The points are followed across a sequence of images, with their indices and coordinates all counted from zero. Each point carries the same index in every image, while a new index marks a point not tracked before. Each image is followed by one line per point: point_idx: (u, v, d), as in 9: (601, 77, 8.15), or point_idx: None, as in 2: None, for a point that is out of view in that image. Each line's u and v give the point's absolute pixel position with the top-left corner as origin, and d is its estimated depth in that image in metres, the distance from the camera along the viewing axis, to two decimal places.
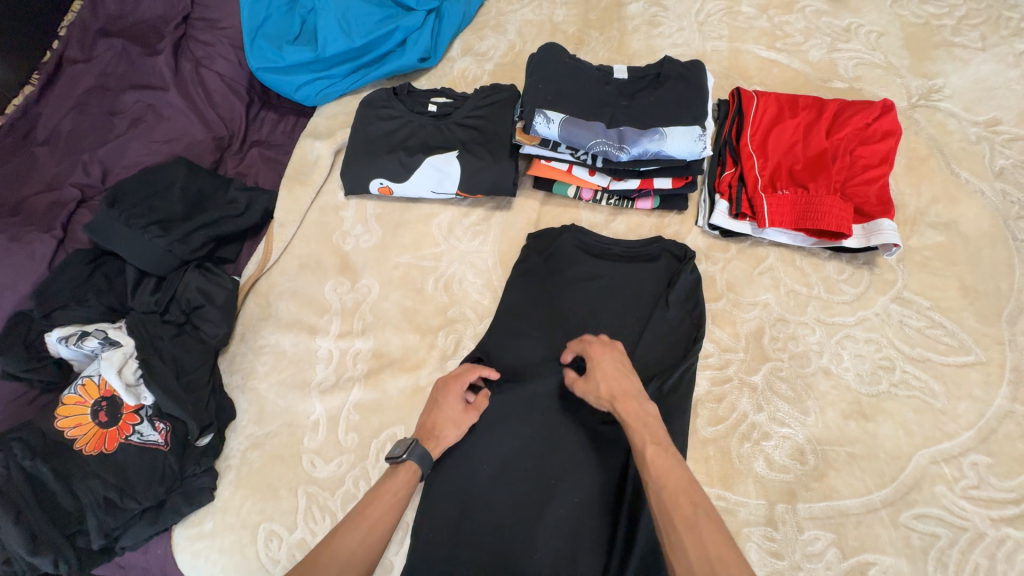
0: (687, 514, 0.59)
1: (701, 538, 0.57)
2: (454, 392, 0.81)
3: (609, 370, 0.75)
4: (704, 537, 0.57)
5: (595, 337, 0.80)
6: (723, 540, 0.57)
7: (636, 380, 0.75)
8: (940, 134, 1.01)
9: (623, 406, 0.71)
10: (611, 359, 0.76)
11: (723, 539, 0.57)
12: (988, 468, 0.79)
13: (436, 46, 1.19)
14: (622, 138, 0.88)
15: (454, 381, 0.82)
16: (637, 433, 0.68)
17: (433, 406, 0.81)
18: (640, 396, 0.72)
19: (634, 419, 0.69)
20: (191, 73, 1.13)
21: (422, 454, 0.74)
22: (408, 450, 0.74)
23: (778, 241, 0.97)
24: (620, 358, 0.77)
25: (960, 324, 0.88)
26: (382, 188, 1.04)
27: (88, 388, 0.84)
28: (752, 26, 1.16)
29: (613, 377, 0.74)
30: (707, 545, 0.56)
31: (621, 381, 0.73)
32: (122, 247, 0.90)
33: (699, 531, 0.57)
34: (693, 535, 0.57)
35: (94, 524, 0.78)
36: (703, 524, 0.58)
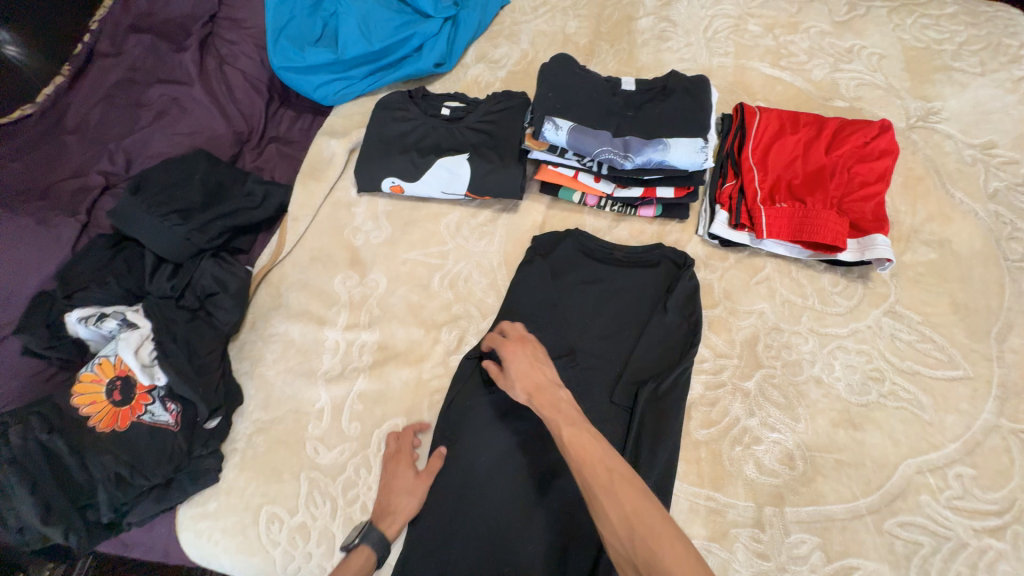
0: (605, 481, 0.60)
1: (619, 501, 0.58)
2: (402, 463, 0.86)
3: (521, 364, 0.76)
4: (622, 499, 0.58)
5: (508, 334, 0.82)
6: (639, 497, 0.58)
7: (549, 372, 0.76)
8: (937, 155, 1.04)
9: (539, 396, 0.72)
10: (523, 351, 0.78)
11: (640, 496, 0.58)
12: (972, 480, 0.81)
13: (451, 52, 1.23)
14: (627, 147, 0.91)
15: (400, 452, 0.87)
16: (553, 417, 0.68)
17: (387, 482, 0.85)
18: (554, 385, 0.73)
19: (550, 407, 0.70)
20: (215, 70, 1.18)
21: (376, 537, 0.79)
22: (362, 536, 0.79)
23: (775, 252, 1.00)
24: (533, 351, 0.78)
25: (950, 339, 0.90)
26: (394, 186, 1.08)
27: (105, 367, 0.86)
28: (758, 44, 1.20)
29: (527, 368, 0.76)
30: (625, 507, 0.57)
31: (533, 375, 0.74)
32: (143, 234, 0.94)
33: (616, 495, 0.58)
34: (613, 501, 0.58)
35: (105, 498, 0.80)
36: (619, 487, 0.59)
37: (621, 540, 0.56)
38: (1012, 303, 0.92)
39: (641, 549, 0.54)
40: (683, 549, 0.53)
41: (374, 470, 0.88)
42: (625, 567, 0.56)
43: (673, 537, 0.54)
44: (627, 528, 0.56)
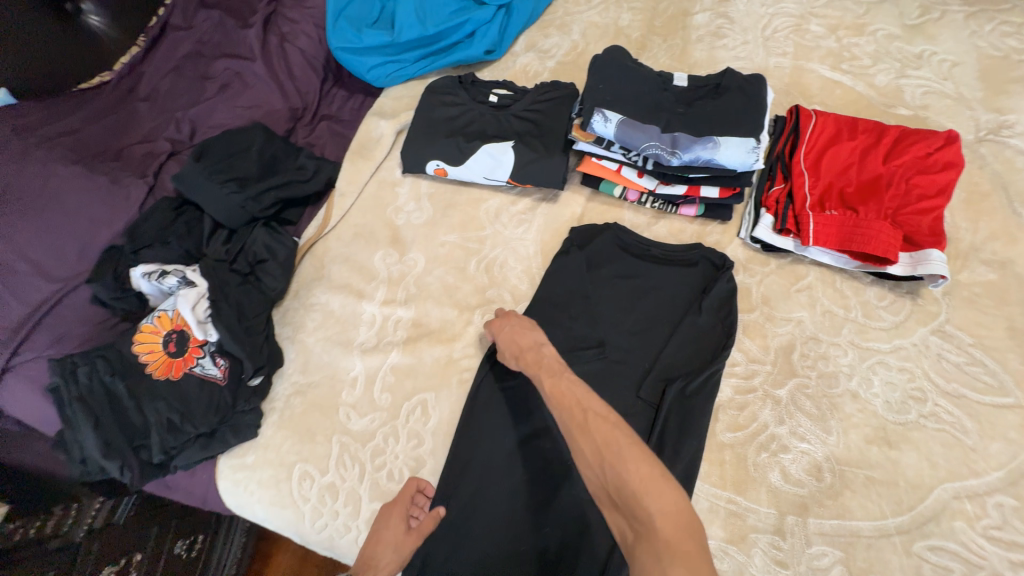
0: (580, 419, 0.66)
1: (591, 435, 0.63)
2: (397, 514, 0.81)
3: (508, 333, 0.86)
4: (595, 433, 0.63)
5: (499, 312, 0.92)
6: (610, 428, 0.62)
7: (535, 335, 0.84)
8: (1006, 171, 0.98)
9: (525, 357, 0.81)
10: (508, 321, 0.87)
11: (611, 427, 0.62)
12: (1013, 511, 0.77)
13: (502, 40, 1.24)
14: (675, 143, 0.90)
15: (398, 504, 0.83)
16: (537, 372, 0.77)
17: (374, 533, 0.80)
18: (539, 344, 0.82)
19: (535, 365, 0.78)
20: (276, 46, 1.22)
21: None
22: None
23: (820, 261, 0.97)
24: (518, 320, 0.87)
25: (1003, 365, 0.86)
26: (438, 169, 1.10)
27: (163, 319, 0.92)
28: (819, 45, 1.16)
29: (512, 336, 0.85)
30: (596, 437, 0.62)
31: (519, 338, 0.84)
32: (204, 199, 1.00)
33: (588, 429, 0.64)
34: (586, 435, 0.63)
35: (157, 440, 0.86)
36: (592, 423, 0.64)
37: (593, 468, 0.61)
38: None
39: (609, 472, 0.58)
40: (649, 470, 0.56)
41: (402, 440, 0.92)
42: (602, 495, 0.61)
43: (639, 460, 0.57)
44: (598, 456, 0.61)
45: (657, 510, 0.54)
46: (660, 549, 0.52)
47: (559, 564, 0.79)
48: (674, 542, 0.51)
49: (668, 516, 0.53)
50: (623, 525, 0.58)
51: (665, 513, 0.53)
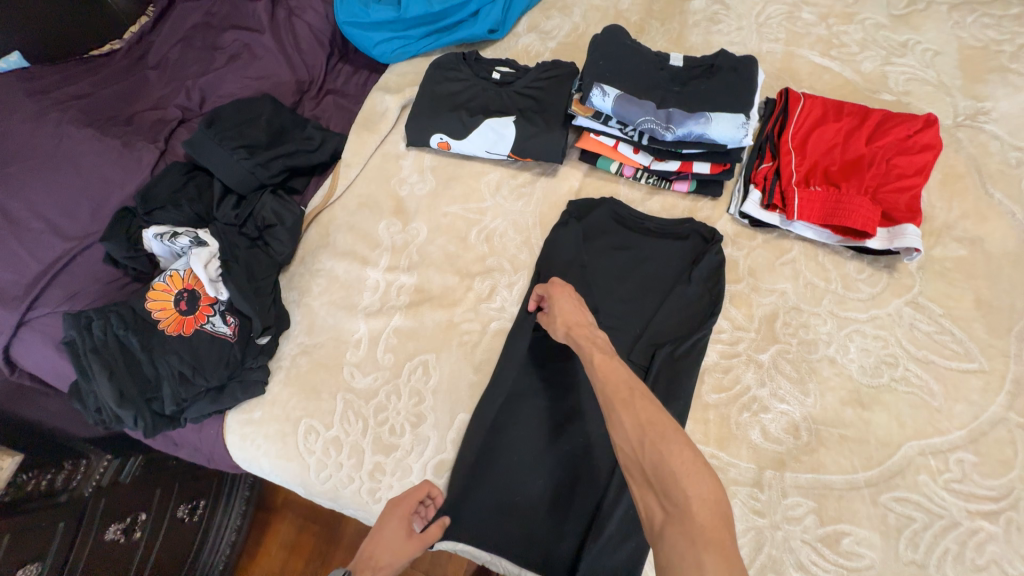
0: (626, 397, 0.67)
1: (636, 414, 0.64)
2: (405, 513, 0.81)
3: (563, 304, 0.87)
4: (639, 413, 0.64)
5: (555, 280, 0.92)
6: (655, 412, 0.64)
7: (590, 316, 0.87)
8: (980, 154, 1.04)
9: (577, 330, 0.81)
10: (566, 293, 0.89)
11: (656, 411, 0.64)
12: (973, 466, 0.83)
13: (505, 19, 1.27)
14: (670, 119, 0.95)
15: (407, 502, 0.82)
16: (588, 345, 0.77)
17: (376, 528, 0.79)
18: (592, 326, 0.84)
19: (586, 340, 0.78)
20: (284, 20, 1.25)
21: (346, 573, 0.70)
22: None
23: (804, 236, 1.02)
24: (577, 296, 0.89)
25: (970, 334, 0.92)
26: (441, 142, 1.14)
27: (174, 279, 0.95)
28: (810, 32, 1.20)
29: (568, 308, 0.86)
30: (642, 416, 0.64)
31: (578, 314, 0.85)
32: (215, 164, 1.03)
33: (633, 408, 0.65)
34: (629, 411, 0.65)
35: (170, 392, 0.90)
36: (638, 403, 0.66)
37: (633, 443, 0.63)
38: None
39: (650, 451, 0.60)
40: (691, 457, 0.59)
41: (404, 398, 0.97)
42: (635, 471, 0.62)
43: (683, 446, 0.60)
44: (640, 434, 0.62)
45: (695, 495, 0.56)
46: (692, 531, 0.54)
47: (552, 510, 0.88)
48: (708, 528, 0.54)
49: (705, 502, 0.56)
50: (651, 503, 0.60)
51: (703, 500, 0.56)
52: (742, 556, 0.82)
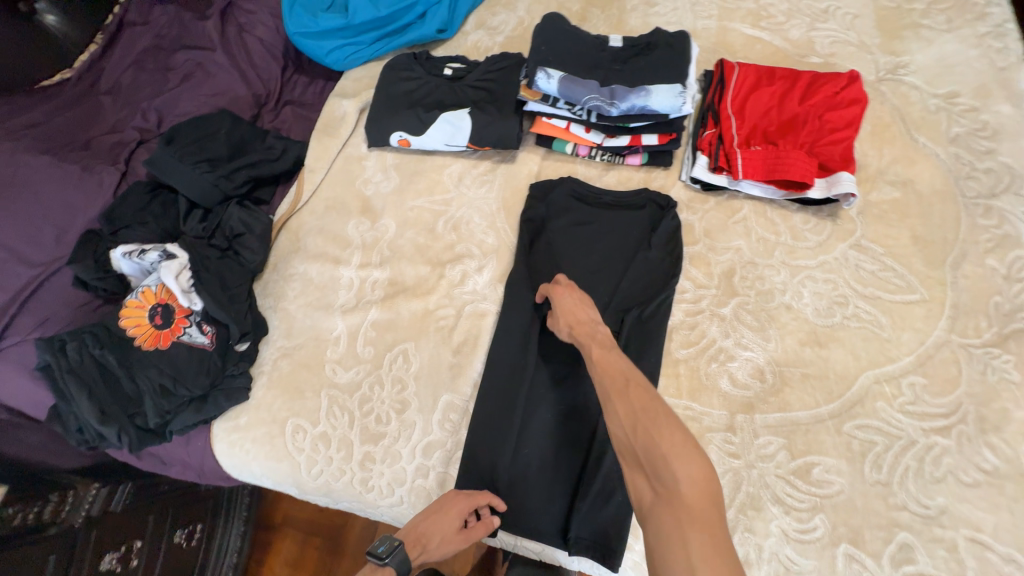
0: (621, 387, 0.72)
1: (630, 402, 0.69)
2: (460, 507, 0.83)
3: (569, 302, 0.89)
4: (633, 401, 0.69)
5: (558, 282, 0.94)
6: (649, 399, 0.68)
7: (592, 312, 0.88)
8: (903, 104, 1.12)
9: (578, 328, 0.85)
10: (570, 292, 0.90)
11: (649, 398, 0.68)
12: (923, 388, 0.89)
13: (453, 18, 1.32)
14: (613, 95, 1.01)
15: (463, 498, 0.85)
16: (588, 341, 0.82)
17: (432, 512, 0.83)
18: (594, 321, 0.86)
19: (586, 337, 0.83)
20: (235, 37, 1.28)
21: (400, 553, 0.76)
22: (391, 554, 0.75)
23: (752, 194, 1.08)
24: (578, 293, 0.91)
25: (909, 268, 0.99)
26: (402, 140, 1.18)
27: (147, 294, 0.95)
28: (739, 7, 1.28)
29: (576, 303, 0.89)
30: (634, 403, 0.68)
31: (578, 311, 0.87)
32: (177, 180, 1.05)
33: (628, 396, 0.69)
34: (624, 401, 0.69)
35: (152, 405, 0.91)
36: (632, 391, 0.70)
37: (626, 429, 0.67)
38: (967, 235, 0.99)
39: (641, 435, 0.64)
40: (682, 440, 0.62)
41: (388, 387, 0.99)
42: (629, 458, 0.66)
43: (673, 430, 0.63)
44: (633, 421, 0.67)
45: (684, 476, 0.59)
46: (680, 512, 0.58)
47: (541, 478, 0.91)
48: (694, 506, 0.57)
49: (694, 482, 0.59)
50: (642, 486, 0.64)
51: (691, 479, 0.59)
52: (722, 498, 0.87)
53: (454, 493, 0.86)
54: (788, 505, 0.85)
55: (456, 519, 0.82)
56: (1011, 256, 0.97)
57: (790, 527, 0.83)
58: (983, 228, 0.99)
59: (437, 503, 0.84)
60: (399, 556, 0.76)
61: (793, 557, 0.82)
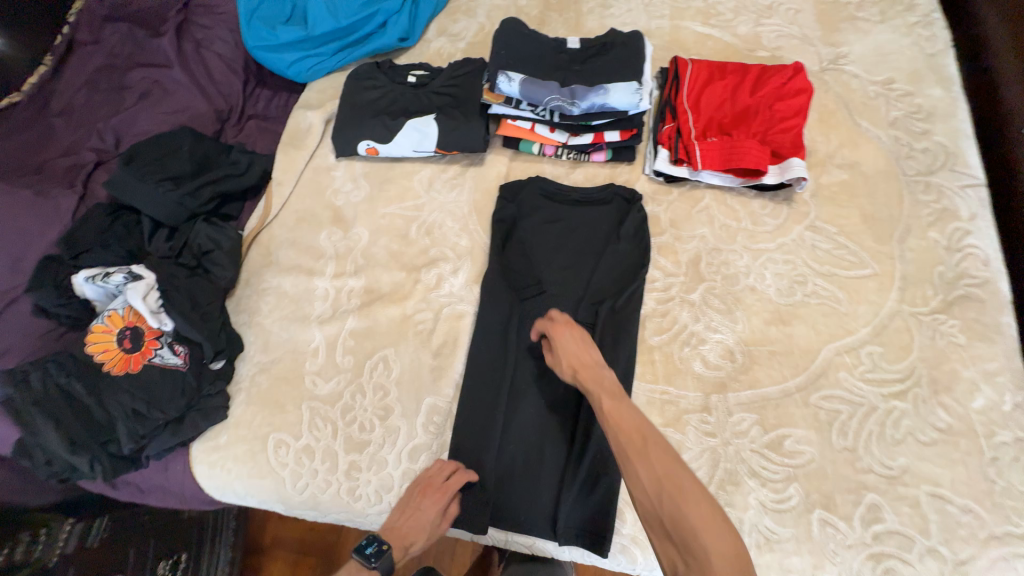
0: (640, 446, 0.71)
1: (653, 467, 0.69)
2: (437, 502, 0.86)
3: (570, 344, 0.86)
4: (655, 465, 0.69)
5: (555, 317, 0.90)
6: (670, 462, 0.69)
7: (594, 351, 0.86)
8: (846, 92, 1.19)
9: (584, 373, 0.83)
10: (572, 333, 0.87)
11: (672, 463, 0.69)
12: (880, 356, 0.95)
13: (414, 27, 1.33)
14: (574, 94, 1.04)
15: (440, 493, 0.87)
16: (596, 390, 0.80)
17: (409, 508, 0.87)
18: (599, 364, 0.84)
19: (594, 384, 0.81)
20: (193, 53, 1.26)
21: (387, 556, 0.81)
22: (377, 559, 0.80)
23: (712, 183, 1.13)
24: (578, 331, 0.87)
25: (861, 245, 1.04)
26: (369, 149, 1.18)
27: (114, 318, 0.92)
28: (690, 6, 1.33)
29: (578, 344, 0.86)
30: (658, 469, 0.68)
31: (581, 354, 0.85)
32: (140, 200, 1.02)
33: (651, 460, 0.69)
34: (646, 465, 0.69)
35: (126, 431, 0.88)
36: (652, 453, 0.70)
37: (651, 497, 0.67)
38: (911, 211, 1.06)
39: (669, 506, 0.65)
40: (710, 512, 0.64)
41: (369, 395, 0.99)
42: (653, 522, 0.68)
43: (700, 502, 0.65)
44: (658, 488, 0.67)
45: (714, 550, 0.62)
46: None
47: (526, 471, 0.93)
48: None
49: (724, 554, 0.62)
50: (670, 553, 0.66)
51: (721, 551, 0.62)
52: (702, 476, 0.90)
53: (424, 480, 0.89)
54: (764, 477, 0.88)
55: (432, 508, 0.85)
56: (950, 228, 1.04)
57: (767, 498, 0.87)
58: (924, 204, 1.06)
59: (411, 494, 0.89)
60: (386, 558, 0.81)
61: (772, 527, 0.85)
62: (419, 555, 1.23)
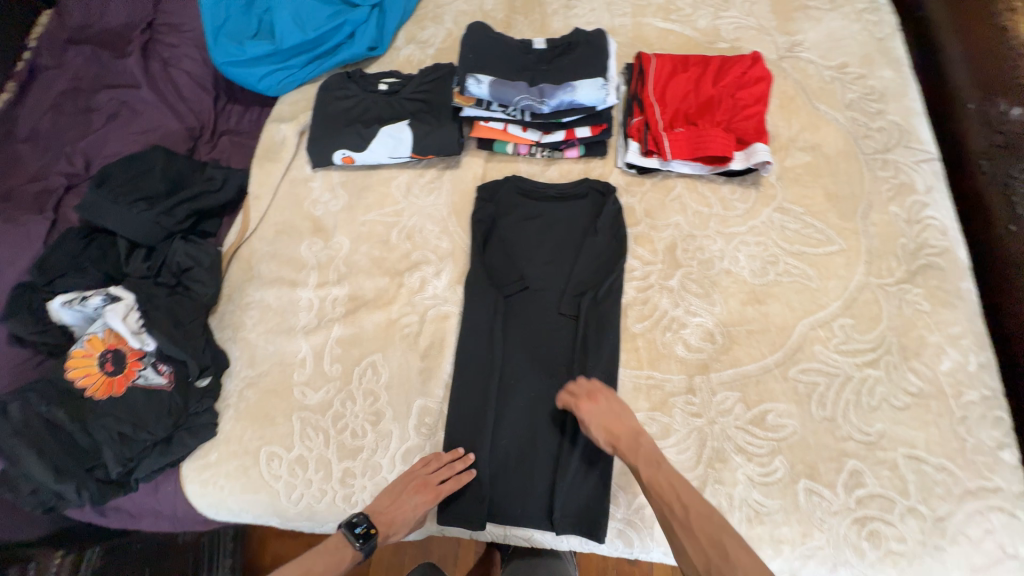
0: (683, 517, 0.73)
1: (697, 539, 0.71)
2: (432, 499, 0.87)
3: (600, 417, 0.85)
4: (700, 537, 0.70)
5: (578, 387, 0.89)
6: (716, 532, 0.70)
7: (626, 417, 0.85)
8: (803, 78, 1.24)
9: (617, 442, 0.83)
10: (599, 406, 0.86)
11: (717, 534, 0.70)
12: (852, 327, 0.99)
13: (382, 36, 1.35)
14: (542, 93, 1.07)
15: (435, 490, 0.87)
16: (632, 459, 0.81)
17: (401, 496, 0.87)
18: (633, 430, 0.84)
19: (629, 452, 0.81)
20: (160, 72, 1.26)
21: (372, 543, 0.81)
22: (363, 542, 0.80)
23: (682, 172, 1.16)
24: (606, 398, 0.87)
25: (827, 222, 1.09)
26: (345, 158, 1.19)
27: (94, 342, 0.91)
28: (650, 3, 1.37)
29: (609, 414, 0.85)
30: (703, 542, 0.70)
31: (612, 422, 0.84)
32: (114, 222, 1.01)
33: (694, 532, 0.71)
34: (692, 538, 0.71)
35: (111, 455, 0.87)
36: (695, 524, 0.72)
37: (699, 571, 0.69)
38: (871, 188, 1.11)
39: None
40: None
41: (359, 401, 0.99)
42: None
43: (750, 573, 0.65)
44: (705, 561, 0.69)
45: None
46: None
47: (520, 464, 0.94)
48: None
49: None
50: None
51: None
52: (691, 456, 0.92)
53: (420, 473, 0.89)
54: (749, 452, 0.91)
55: (425, 503, 0.86)
56: (909, 201, 1.09)
57: (754, 473, 0.90)
58: (883, 180, 1.11)
59: (404, 485, 0.88)
60: (371, 543, 0.81)
61: (760, 500, 0.88)
62: (427, 547, 1.29)
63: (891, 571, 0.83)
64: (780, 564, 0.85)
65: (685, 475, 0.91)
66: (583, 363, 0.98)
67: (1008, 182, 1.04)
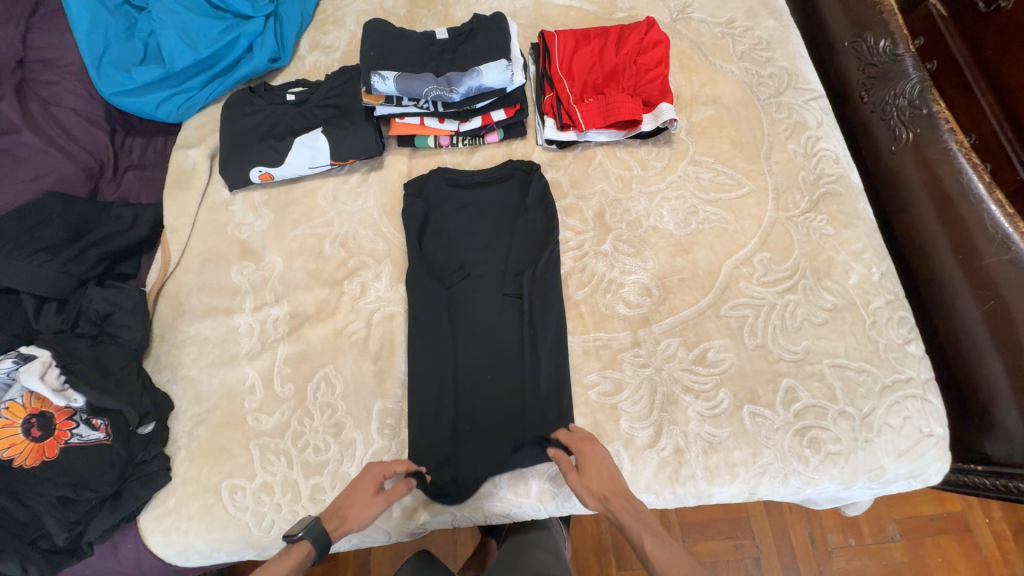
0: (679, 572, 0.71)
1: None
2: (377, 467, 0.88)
3: (597, 477, 0.84)
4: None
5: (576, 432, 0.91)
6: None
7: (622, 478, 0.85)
8: (697, 37, 1.31)
9: (614, 503, 0.81)
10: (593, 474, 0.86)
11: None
12: (770, 260, 1.07)
13: (283, 45, 1.31)
14: (450, 82, 1.09)
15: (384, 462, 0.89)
16: (631, 526, 0.77)
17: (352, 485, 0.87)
18: (628, 492, 0.83)
19: (627, 515, 0.79)
20: (41, 112, 1.16)
21: (319, 530, 0.79)
22: (306, 527, 0.79)
23: (600, 141, 1.21)
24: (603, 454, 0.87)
25: (735, 168, 1.16)
26: (262, 174, 1.15)
27: (13, 409, 0.84)
28: None
29: (602, 471, 0.85)
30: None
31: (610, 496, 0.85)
32: (12, 278, 0.93)
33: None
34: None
35: (54, 520, 0.83)
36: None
37: None
38: (770, 130, 1.20)
39: None
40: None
41: (317, 416, 0.98)
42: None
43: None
44: None
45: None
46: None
47: (485, 448, 0.96)
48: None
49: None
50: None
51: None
52: (645, 405, 0.97)
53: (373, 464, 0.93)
54: (695, 391, 0.97)
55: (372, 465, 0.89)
56: (804, 137, 1.18)
57: (703, 408, 0.96)
58: (779, 121, 1.20)
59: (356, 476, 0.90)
60: (314, 528, 0.79)
61: (712, 431, 0.95)
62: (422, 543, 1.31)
63: (832, 470, 0.92)
64: (738, 485, 0.92)
65: (642, 423, 0.96)
66: (534, 341, 1.00)
67: (884, 108, 1.15)
